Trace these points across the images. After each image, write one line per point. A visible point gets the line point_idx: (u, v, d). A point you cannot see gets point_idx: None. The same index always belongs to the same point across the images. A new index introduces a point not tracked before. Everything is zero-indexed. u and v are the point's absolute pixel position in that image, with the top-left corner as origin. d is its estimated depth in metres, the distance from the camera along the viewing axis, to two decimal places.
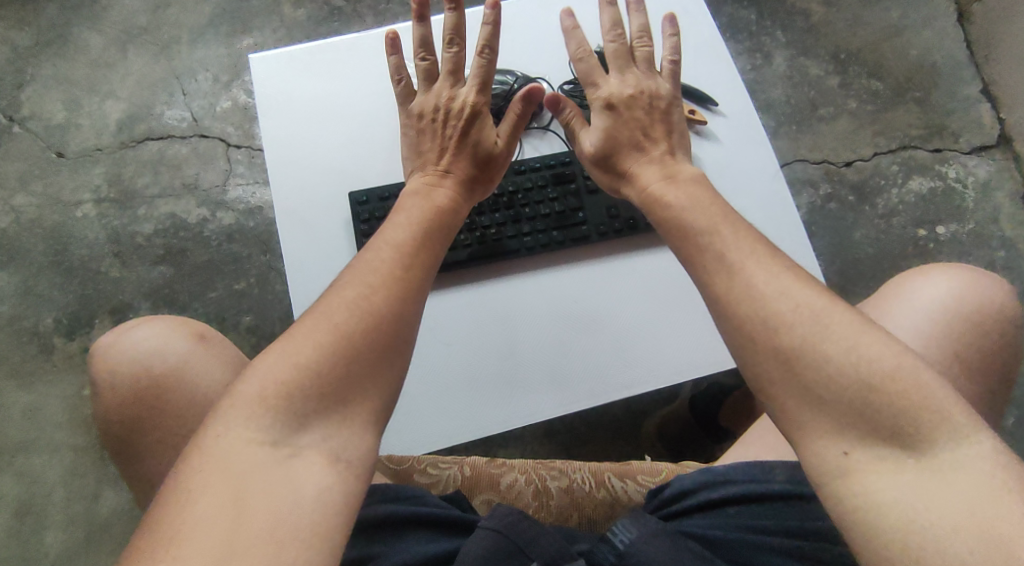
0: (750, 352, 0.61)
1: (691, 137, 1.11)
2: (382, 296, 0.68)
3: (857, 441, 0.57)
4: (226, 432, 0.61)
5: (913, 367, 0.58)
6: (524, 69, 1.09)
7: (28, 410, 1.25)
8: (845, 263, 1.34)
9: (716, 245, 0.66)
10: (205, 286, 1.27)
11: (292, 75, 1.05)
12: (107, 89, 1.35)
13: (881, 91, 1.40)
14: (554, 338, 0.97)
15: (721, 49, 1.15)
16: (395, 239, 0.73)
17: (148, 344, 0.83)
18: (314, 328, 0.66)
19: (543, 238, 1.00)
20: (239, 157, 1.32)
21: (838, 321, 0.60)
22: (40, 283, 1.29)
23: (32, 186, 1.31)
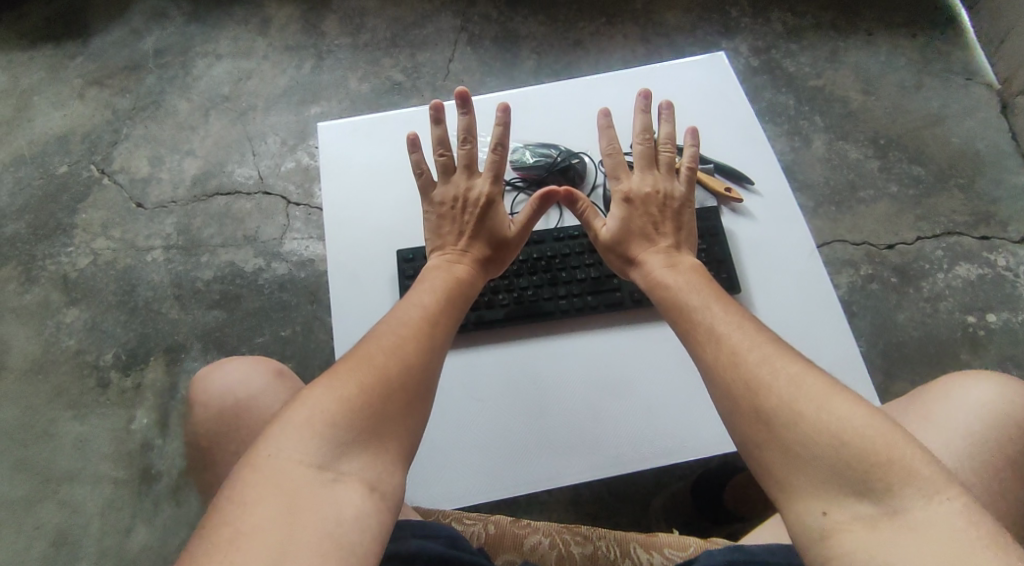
0: (737, 416, 0.70)
1: (725, 214, 1.09)
2: (414, 347, 0.75)
3: (835, 499, 0.64)
4: (275, 450, 0.66)
5: (884, 428, 0.65)
6: (568, 144, 1.13)
7: (80, 440, 1.33)
8: (888, 345, 1.31)
9: (708, 320, 0.78)
10: (254, 331, 1.35)
11: (353, 143, 1.14)
12: (187, 148, 1.49)
13: (923, 176, 1.41)
14: (585, 407, 0.98)
15: (759, 132, 1.15)
16: (422, 302, 0.81)
17: (232, 377, 0.93)
18: (355, 367, 0.71)
19: (578, 302, 1.03)
20: (297, 214, 1.42)
21: (812, 387, 0.69)
22: (106, 321, 1.39)
23: (112, 232, 1.44)
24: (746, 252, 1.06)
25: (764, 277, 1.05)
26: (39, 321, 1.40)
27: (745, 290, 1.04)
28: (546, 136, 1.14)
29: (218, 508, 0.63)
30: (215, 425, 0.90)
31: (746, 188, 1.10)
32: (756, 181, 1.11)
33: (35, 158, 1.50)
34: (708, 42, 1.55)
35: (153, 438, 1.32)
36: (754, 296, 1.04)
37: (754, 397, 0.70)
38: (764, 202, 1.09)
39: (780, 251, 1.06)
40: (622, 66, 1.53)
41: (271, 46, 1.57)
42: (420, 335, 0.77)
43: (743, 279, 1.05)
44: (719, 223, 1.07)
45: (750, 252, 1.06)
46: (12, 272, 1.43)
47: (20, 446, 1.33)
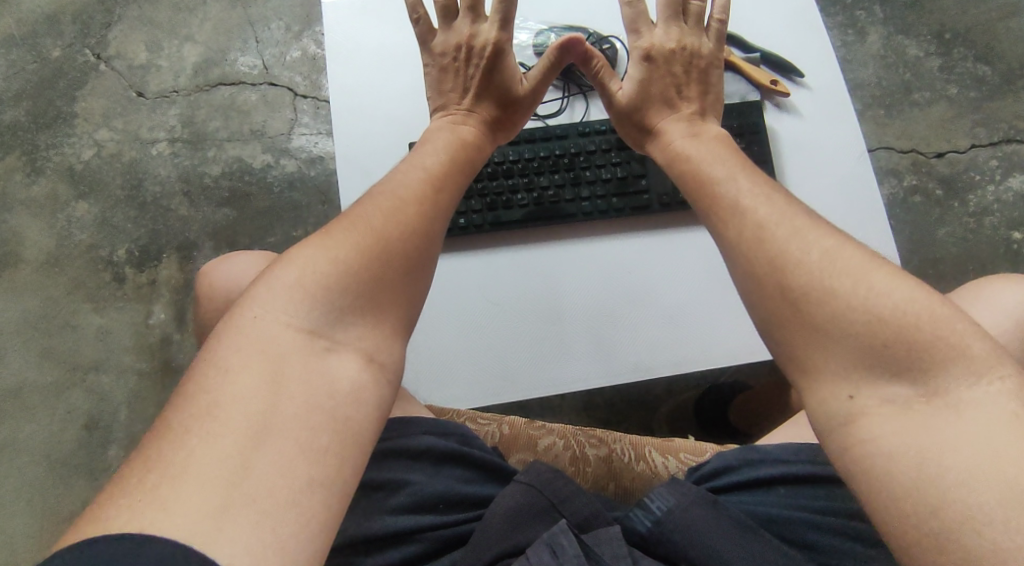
0: (758, 295, 0.63)
1: (769, 110, 0.98)
2: (414, 209, 0.69)
3: (865, 381, 0.58)
4: (259, 312, 0.60)
5: (930, 306, 0.58)
6: (597, 28, 1.01)
7: (101, 332, 1.34)
8: (925, 260, 1.24)
9: (733, 193, 0.69)
10: (266, 230, 1.32)
11: (359, 23, 1.01)
12: (186, 33, 1.39)
13: (987, 77, 1.28)
14: (601, 300, 0.95)
15: (816, 19, 1.01)
16: (425, 164, 0.76)
17: (240, 270, 0.89)
18: (352, 228, 0.66)
19: (602, 205, 0.97)
20: (305, 107, 1.34)
21: (845, 257, 0.61)
22: (116, 215, 1.36)
23: (114, 122, 1.38)
24: (789, 153, 0.96)
25: (807, 177, 0.95)
26: (50, 213, 1.38)
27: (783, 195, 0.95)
28: (575, 17, 1.02)
29: (197, 373, 0.57)
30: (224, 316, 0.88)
31: (795, 81, 0.98)
32: (806, 73, 0.99)
33: (26, 40, 1.42)
34: None
35: (172, 333, 1.34)
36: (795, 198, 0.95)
37: (779, 274, 0.62)
38: (815, 97, 0.98)
39: (826, 153, 0.96)
40: None
41: None
42: (418, 197, 0.71)
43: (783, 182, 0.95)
44: (761, 120, 0.97)
45: (794, 152, 0.96)
46: (16, 162, 1.39)
47: (43, 336, 1.35)
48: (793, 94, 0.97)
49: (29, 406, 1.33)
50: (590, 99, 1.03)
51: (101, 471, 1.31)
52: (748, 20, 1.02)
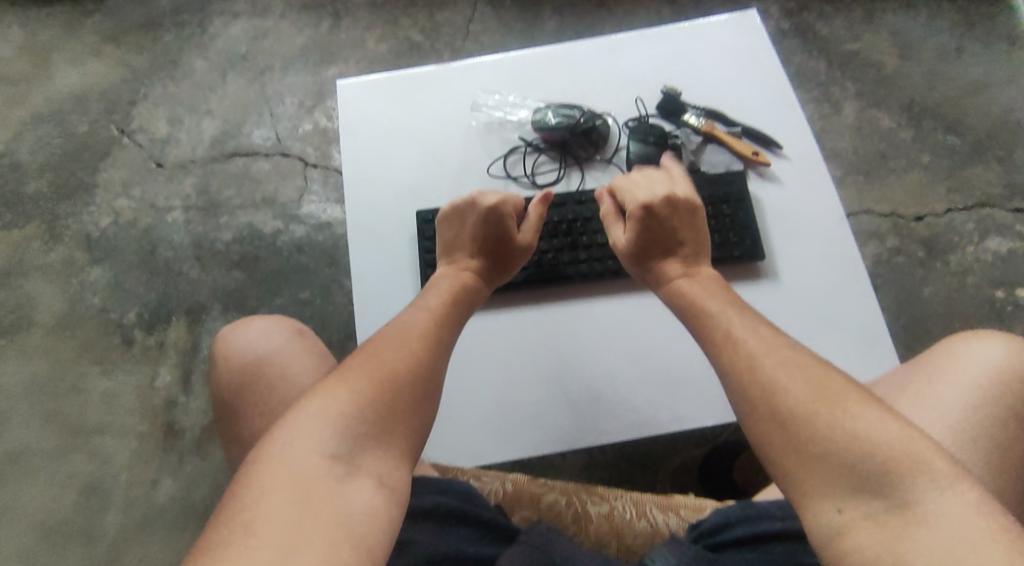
0: (751, 418, 0.68)
1: (751, 178, 0.97)
2: (423, 346, 0.74)
3: (848, 496, 0.61)
4: (287, 440, 0.64)
5: (896, 431, 0.62)
6: (590, 105, 1.03)
7: (107, 396, 1.36)
8: (912, 319, 1.28)
9: (722, 324, 0.74)
10: (273, 292, 1.37)
11: (372, 101, 1.04)
12: (205, 108, 1.51)
13: (958, 147, 1.37)
14: (600, 366, 0.94)
15: (791, 97, 1.01)
16: (431, 305, 0.80)
17: (254, 334, 0.92)
18: (366, 364, 0.70)
19: (599, 267, 0.97)
20: (315, 176, 1.43)
21: (826, 387, 0.66)
22: (129, 279, 1.41)
23: (133, 191, 1.47)
24: (773, 222, 0.95)
25: (791, 247, 0.94)
26: (64, 279, 1.42)
27: (770, 259, 0.93)
28: (569, 96, 1.04)
29: (234, 495, 0.61)
30: (236, 379, 0.90)
31: (774, 152, 0.98)
32: (785, 144, 0.98)
33: (54, 118, 1.54)
34: (736, 2, 1.51)
35: (177, 395, 1.35)
36: (780, 267, 0.93)
37: (767, 398, 0.67)
38: (794, 167, 0.97)
39: (807, 222, 0.95)
40: (646, 27, 1.50)
41: (287, 4, 1.59)
42: (429, 335, 0.76)
43: (769, 251, 0.94)
44: (745, 189, 0.96)
45: (776, 221, 0.95)
46: (36, 230, 1.46)
47: (49, 399, 1.36)
48: (773, 164, 0.97)
49: (30, 470, 1.33)
50: (585, 169, 1.02)
51: (96, 537, 1.29)
52: (728, 97, 1.02)
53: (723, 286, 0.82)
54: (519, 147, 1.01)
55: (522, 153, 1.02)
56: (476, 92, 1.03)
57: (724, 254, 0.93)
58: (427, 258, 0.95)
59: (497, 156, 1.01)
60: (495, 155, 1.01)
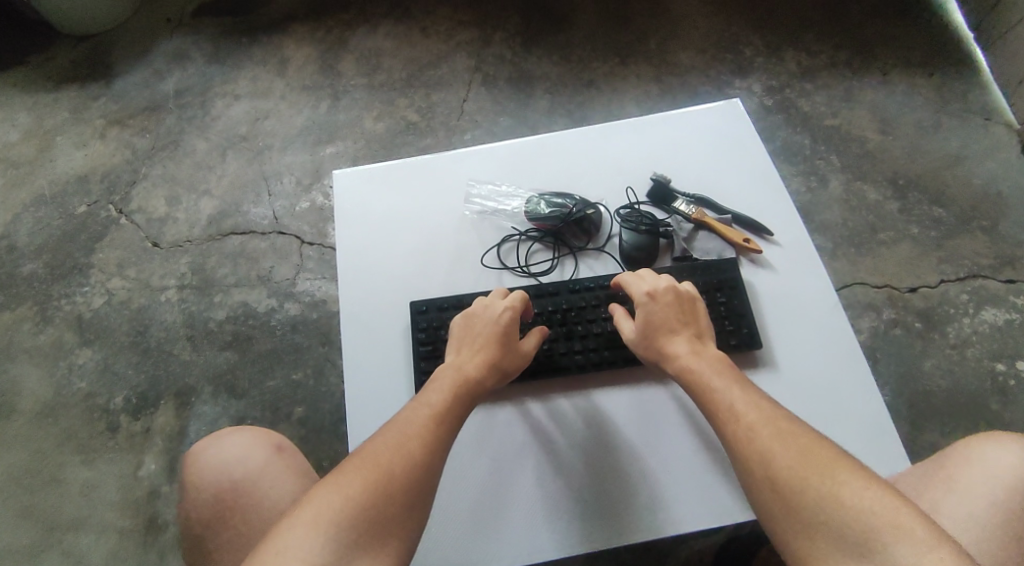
0: (753, 487, 0.72)
1: (744, 266, 0.97)
2: (418, 445, 0.76)
3: (840, 564, 0.66)
4: (289, 538, 0.68)
5: (882, 500, 0.67)
6: (581, 193, 1.03)
7: (88, 486, 1.31)
8: (914, 394, 1.26)
9: (724, 397, 0.78)
10: (265, 374, 1.35)
11: (369, 192, 1.05)
12: (204, 188, 1.54)
13: (944, 218, 1.39)
14: (601, 466, 0.89)
15: (780, 182, 1.02)
16: (431, 400, 0.81)
17: (231, 456, 0.87)
18: (360, 467, 0.74)
19: (595, 357, 0.92)
20: (310, 253, 1.44)
21: (819, 457, 0.71)
22: (119, 362, 1.39)
23: (128, 271, 1.47)
24: (768, 308, 0.94)
25: (788, 334, 0.93)
26: (52, 362, 1.40)
27: (766, 345, 0.92)
28: (560, 185, 1.04)
29: None
30: (212, 508, 0.85)
31: (765, 239, 0.98)
32: (776, 230, 0.99)
33: (54, 199, 1.56)
34: (721, 82, 1.57)
35: (161, 484, 1.30)
36: (778, 355, 0.91)
37: (767, 468, 0.72)
38: (786, 253, 0.97)
39: (803, 309, 0.94)
40: (635, 106, 1.55)
41: (288, 85, 1.64)
42: (426, 431, 0.77)
43: (767, 338, 0.93)
44: (738, 275, 0.95)
45: (772, 308, 0.94)
46: (28, 311, 1.45)
47: (29, 490, 1.32)
48: (766, 252, 0.96)
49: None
50: (577, 257, 1.00)
51: None
52: (717, 183, 1.03)
53: (728, 366, 0.82)
54: (512, 235, 1.00)
55: (515, 241, 1.00)
56: (472, 183, 1.04)
57: (721, 343, 0.91)
58: (421, 349, 0.93)
59: (490, 245, 1.00)
60: (488, 244, 1.00)
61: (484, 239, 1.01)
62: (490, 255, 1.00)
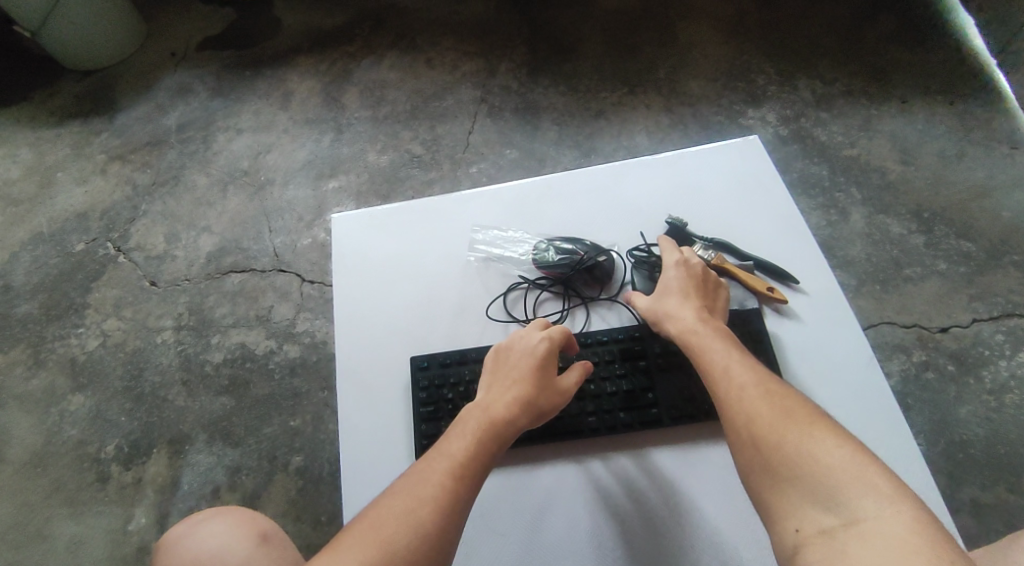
0: (732, 441, 0.72)
1: (768, 315, 0.91)
2: (428, 512, 0.71)
3: (805, 514, 0.65)
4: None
5: (847, 456, 0.67)
6: (592, 238, 0.98)
7: (75, 541, 1.25)
8: (950, 443, 1.18)
9: (718, 359, 0.78)
10: (262, 421, 1.29)
11: (370, 238, 1.01)
12: (203, 225, 1.50)
13: (973, 253, 1.32)
14: (623, 541, 0.81)
15: (803, 226, 0.96)
16: (452, 451, 0.75)
17: (213, 546, 0.83)
18: (360, 544, 0.69)
19: (609, 419, 0.86)
20: (311, 292, 1.39)
21: (801, 416, 0.71)
22: (112, 408, 1.34)
23: (123, 312, 1.42)
24: (796, 366, 0.87)
25: (819, 390, 0.86)
26: (44, 407, 1.35)
27: None
28: (570, 229, 0.99)
29: None
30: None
31: (790, 286, 0.92)
32: (801, 277, 0.92)
33: (52, 237, 1.52)
34: (735, 111, 1.51)
35: (152, 539, 1.24)
36: None
37: (745, 423, 0.72)
38: (813, 302, 0.91)
39: (834, 363, 0.87)
40: (647, 136, 1.50)
41: (291, 119, 1.61)
42: (440, 489, 0.72)
43: None
44: (764, 326, 0.88)
45: (800, 361, 0.88)
46: (21, 354, 1.40)
47: (14, 546, 1.25)
48: (790, 301, 0.90)
49: None
50: (589, 307, 0.93)
51: None
52: (737, 226, 0.97)
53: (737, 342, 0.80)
54: (518, 284, 0.94)
55: (522, 290, 0.94)
56: (476, 228, 0.99)
57: None
58: (422, 410, 0.86)
59: (496, 295, 0.94)
60: (494, 293, 0.95)
61: (489, 288, 0.95)
62: (496, 305, 0.93)
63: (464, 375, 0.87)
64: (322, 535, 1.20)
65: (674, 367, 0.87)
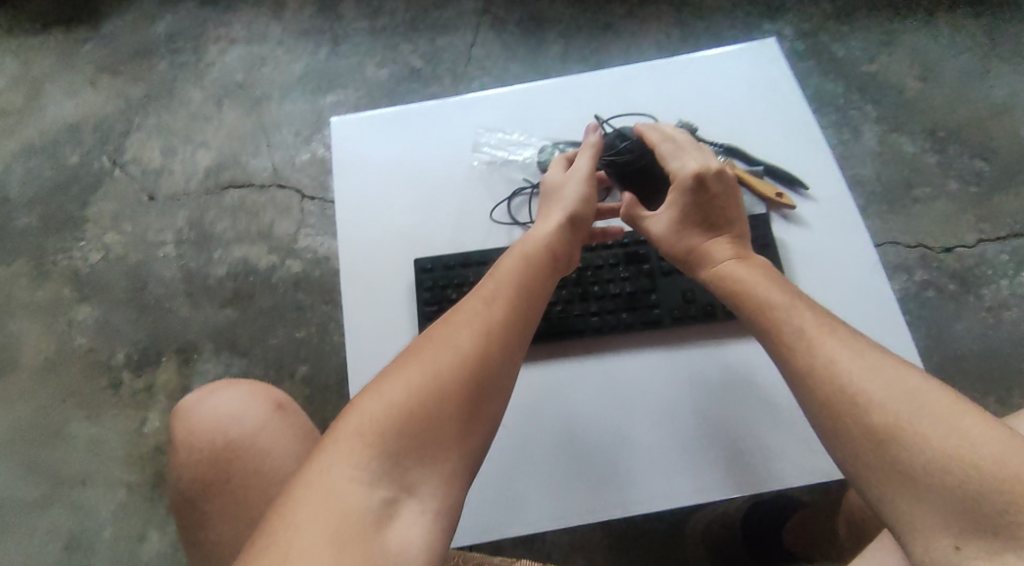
0: (839, 436, 0.59)
1: (775, 221, 0.90)
2: (467, 333, 0.66)
3: (958, 527, 0.53)
4: (329, 467, 0.58)
5: (994, 439, 0.54)
6: None
7: (92, 443, 1.29)
8: (946, 358, 1.20)
9: (795, 324, 0.66)
10: (267, 332, 1.31)
11: (371, 142, 0.98)
12: (200, 138, 1.47)
13: (986, 173, 1.30)
14: (650, 426, 0.82)
15: (818, 134, 0.94)
16: (505, 271, 0.73)
17: (229, 410, 0.84)
18: (405, 371, 0.63)
19: (611, 320, 0.87)
20: (312, 208, 1.38)
21: (929, 396, 0.57)
22: (118, 318, 1.35)
23: (124, 225, 1.42)
24: (801, 270, 0.88)
25: (824, 295, 0.87)
26: (51, 318, 1.37)
27: None
28: (576, 134, 0.97)
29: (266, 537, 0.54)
30: (204, 468, 0.81)
31: (800, 193, 0.91)
32: (811, 184, 0.92)
33: (47, 148, 1.49)
34: (749, 25, 1.45)
35: (165, 442, 1.28)
36: None
37: (856, 411, 0.59)
38: (822, 209, 0.90)
39: (839, 269, 0.88)
40: (655, 52, 1.45)
41: (286, 31, 1.54)
42: (478, 314, 0.68)
43: None
44: (769, 232, 0.88)
45: (806, 266, 0.88)
46: (24, 266, 1.41)
47: (31, 448, 1.30)
48: (799, 207, 0.90)
49: (10, 523, 1.26)
50: None
51: None
52: (749, 132, 0.95)
53: (778, 276, 0.73)
54: (524, 188, 0.93)
55: (527, 195, 0.94)
56: (480, 132, 0.97)
57: None
58: (427, 309, 0.88)
59: (500, 199, 0.94)
60: (498, 198, 0.94)
61: (494, 193, 0.94)
62: (502, 209, 0.93)
63: (469, 278, 0.89)
64: None
65: (676, 271, 0.88)
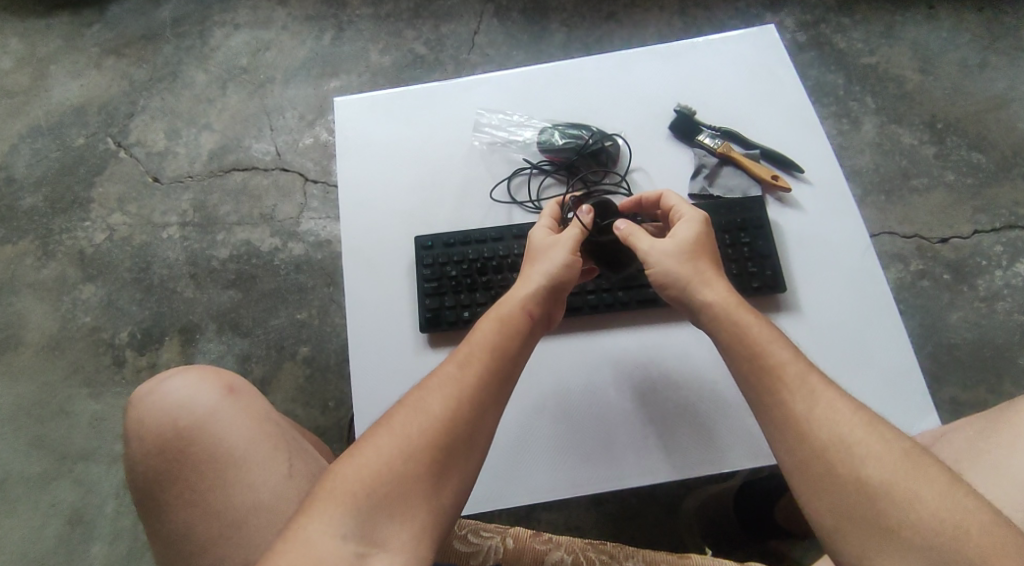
0: (830, 482, 0.65)
1: (770, 204, 0.92)
2: (438, 398, 0.71)
3: None
4: (310, 522, 0.65)
5: (971, 506, 0.62)
6: (600, 125, 0.97)
7: (96, 419, 1.31)
8: (938, 346, 1.22)
9: (798, 368, 0.70)
10: (269, 313, 1.32)
11: (372, 122, 0.99)
12: (204, 121, 1.48)
13: (983, 165, 1.31)
14: (640, 405, 0.85)
15: (814, 118, 0.95)
16: (483, 332, 0.75)
17: (180, 397, 0.83)
18: (382, 437, 0.69)
19: (607, 298, 0.88)
20: (314, 192, 1.39)
21: (917, 459, 0.65)
22: (122, 298, 1.37)
23: (128, 207, 1.43)
24: (794, 252, 0.90)
25: (816, 277, 0.88)
26: (56, 296, 1.39)
27: (791, 288, 0.88)
28: (577, 116, 0.98)
29: None
30: (157, 459, 0.81)
31: (795, 177, 0.93)
32: (807, 168, 0.93)
33: (53, 130, 1.51)
34: (751, 16, 1.46)
35: None
36: (803, 299, 0.88)
37: (852, 462, 0.65)
38: (817, 193, 0.92)
39: (832, 251, 0.89)
40: (657, 42, 1.46)
41: (291, 15, 1.54)
42: (453, 380, 0.72)
43: (791, 280, 0.88)
44: (764, 213, 0.90)
45: (799, 249, 0.90)
46: (30, 245, 1.42)
47: (35, 424, 1.32)
48: (793, 190, 0.91)
49: (14, 497, 1.28)
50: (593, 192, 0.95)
51: None
52: (747, 118, 0.97)
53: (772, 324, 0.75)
54: (525, 169, 0.95)
55: (527, 175, 0.95)
56: (481, 113, 0.98)
57: (742, 286, 0.87)
58: (426, 286, 0.90)
59: (500, 179, 0.95)
60: (498, 177, 0.95)
61: (494, 173, 0.96)
62: (501, 188, 0.95)
63: (468, 255, 0.91)
64: (330, 419, 1.26)
65: None
